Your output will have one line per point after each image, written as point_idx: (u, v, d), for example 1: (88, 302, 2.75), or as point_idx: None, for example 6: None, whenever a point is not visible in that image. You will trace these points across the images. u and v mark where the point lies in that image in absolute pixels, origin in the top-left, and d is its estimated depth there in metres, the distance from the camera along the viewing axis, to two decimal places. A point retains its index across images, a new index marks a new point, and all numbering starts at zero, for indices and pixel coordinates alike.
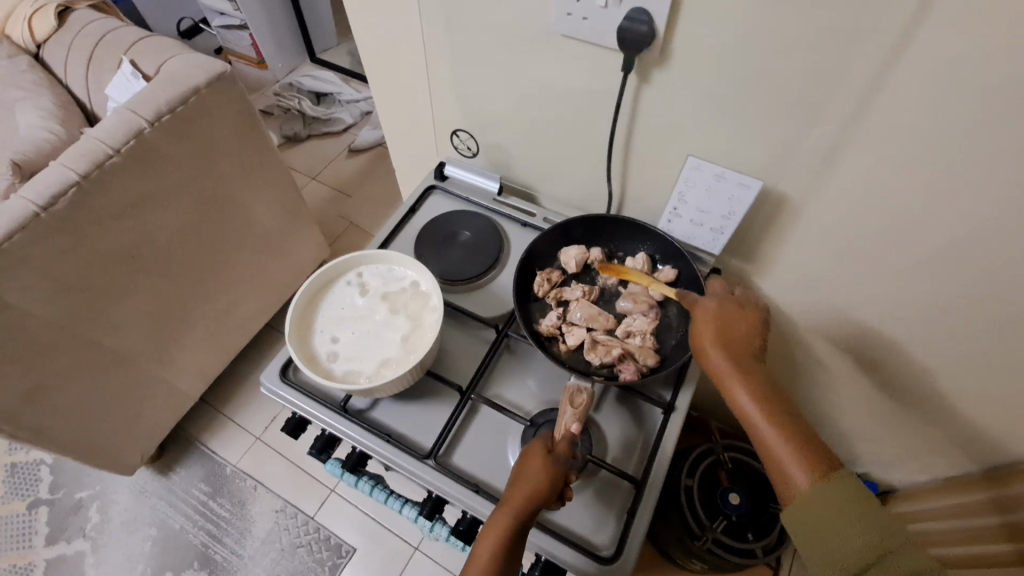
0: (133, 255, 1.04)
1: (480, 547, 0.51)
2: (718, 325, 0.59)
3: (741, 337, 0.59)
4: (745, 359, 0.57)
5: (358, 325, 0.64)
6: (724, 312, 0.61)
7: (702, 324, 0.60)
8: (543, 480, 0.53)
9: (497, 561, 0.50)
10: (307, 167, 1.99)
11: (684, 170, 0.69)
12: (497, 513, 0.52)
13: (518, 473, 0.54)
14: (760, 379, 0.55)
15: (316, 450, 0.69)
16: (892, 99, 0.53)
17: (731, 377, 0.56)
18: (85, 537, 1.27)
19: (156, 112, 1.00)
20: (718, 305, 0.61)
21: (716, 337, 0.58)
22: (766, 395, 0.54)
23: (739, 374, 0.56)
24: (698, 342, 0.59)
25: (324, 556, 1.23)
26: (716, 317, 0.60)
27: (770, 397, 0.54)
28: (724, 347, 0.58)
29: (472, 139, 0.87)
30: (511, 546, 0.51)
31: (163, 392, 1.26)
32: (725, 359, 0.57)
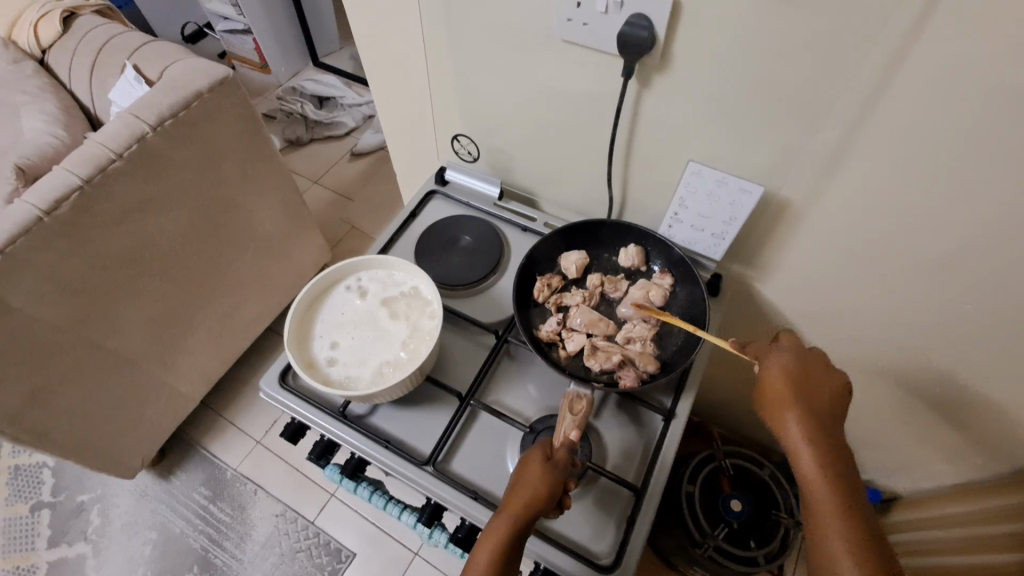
0: (136, 259, 1.04)
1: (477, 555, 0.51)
2: (799, 385, 0.57)
3: (820, 400, 0.57)
4: (820, 426, 0.55)
5: (356, 330, 0.64)
6: (807, 370, 0.58)
7: (780, 379, 0.57)
8: (544, 490, 0.52)
9: (496, 569, 0.50)
10: (309, 170, 1.99)
11: (685, 175, 0.68)
12: (496, 521, 0.52)
13: (518, 481, 0.53)
14: (831, 451, 0.54)
15: (314, 455, 0.69)
16: (895, 105, 0.52)
17: (799, 442, 0.55)
18: (86, 540, 1.27)
19: (159, 116, 1.00)
20: (801, 360, 0.58)
21: (796, 396, 0.56)
22: (835, 469, 0.53)
23: (810, 442, 0.54)
24: (773, 397, 0.58)
25: (324, 560, 1.22)
26: (796, 373, 0.58)
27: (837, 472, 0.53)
28: (802, 411, 0.56)
29: (472, 144, 0.87)
30: (510, 555, 0.50)
31: (165, 396, 1.26)
32: (798, 422, 0.55)
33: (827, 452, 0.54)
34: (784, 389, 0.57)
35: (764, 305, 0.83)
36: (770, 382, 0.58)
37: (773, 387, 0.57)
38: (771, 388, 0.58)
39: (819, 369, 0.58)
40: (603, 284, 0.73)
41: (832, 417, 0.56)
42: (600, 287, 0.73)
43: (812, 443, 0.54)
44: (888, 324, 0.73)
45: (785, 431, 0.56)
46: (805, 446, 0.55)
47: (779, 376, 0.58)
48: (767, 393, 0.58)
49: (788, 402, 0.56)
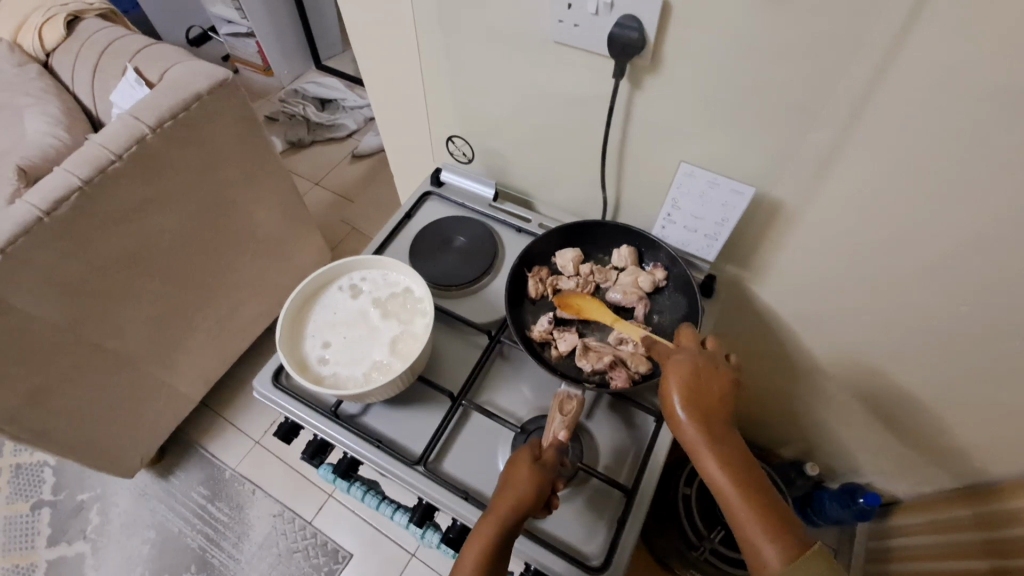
0: (135, 259, 1.05)
1: (463, 559, 0.51)
2: (691, 386, 0.55)
3: (714, 397, 0.54)
4: (717, 424, 0.53)
5: (348, 330, 0.65)
6: (697, 368, 0.56)
7: (671, 384, 0.55)
8: (531, 490, 0.52)
9: (482, 570, 0.50)
10: (310, 172, 2.00)
11: (677, 176, 0.68)
12: (484, 521, 0.52)
13: (505, 481, 0.54)
14: (731, 448, 0.53)
15: (308, 454, 0.69)
16: (886, 105, 0.52)
17: (702, 450, 0.53)
18: (85, 539, 1.28)
19: (158, 117, 1.01)
20: (690, 361, 0.56)
21: (688, 400, 0.54)
22: (737, 465, 0.52)
23: (712, 447, 0.52)
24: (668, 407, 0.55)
25: (321, 561, 1.22)
26: (686, 375, 0.55)
27: (741, 467, 0.52)
28: (695, 413, 0.54)
29: (467, 145, 0.87)
30: (495, 558, 0.50)
31: (165, 396, 1.27)
32: (696, 429, 0.53)
33: (725, 451, 0.52)
34: (678, 394, 0.54)
35: (759, 306, 0.83)
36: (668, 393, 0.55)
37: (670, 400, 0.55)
38: (665, 396, 0.55)
39: (708, 364, 0.56)
40: (594, 270, 0.74)
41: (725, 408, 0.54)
42: (592, 275, 0.74)
43: (712, 448, 0.52)
44: (885, 326, 0.73)
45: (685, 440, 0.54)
46: (708, 454, 0.52)
47: (671, 380, 0.55)
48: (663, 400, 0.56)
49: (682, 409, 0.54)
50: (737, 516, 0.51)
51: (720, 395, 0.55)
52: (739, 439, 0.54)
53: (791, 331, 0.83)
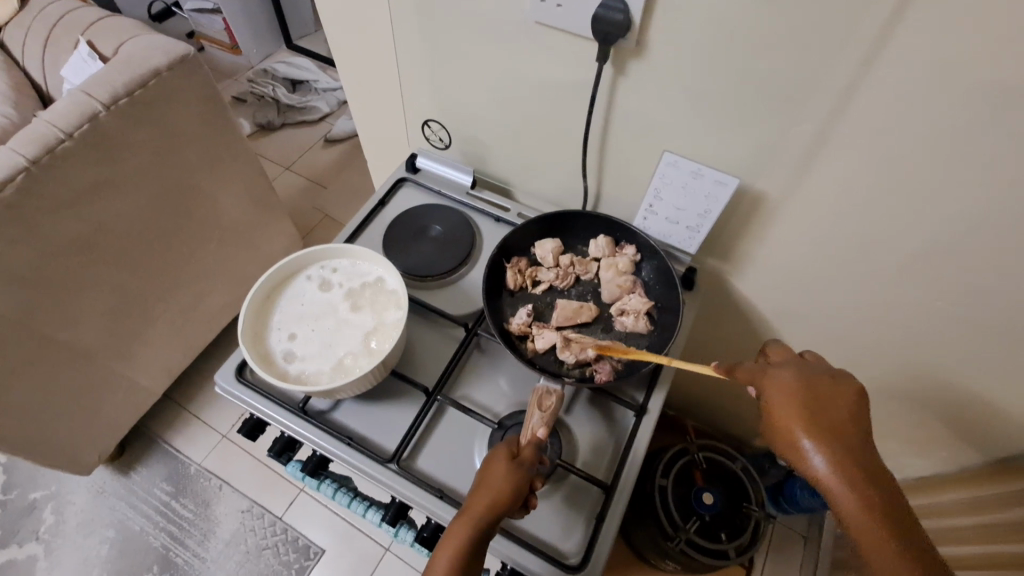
0: (89, 244, 0.99)
1: (434, 562, 0.48)
2: (810, 410, 0.51)
3: (836, 418, 0.51)
4: (848, 451, 0.50)
5: (316, 323, 0.61)
6: (809, 388, 0.53)
7: (782, 403, 0.52)
8: (509, 489, 0.51)
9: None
10: (281, 156, 1.93)
11: (660, 166, 0.66)
12: (459, 520, 0.50)
13: (482, 481, 0.52)
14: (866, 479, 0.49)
15: (275, 452, 0.66)
16: (871, 98, 0.51)
17: (836, 485, 0.49)
18: (38, 540, 1.22)
19: (113, 95, 0.94)
20: (800, 379, 0.54)
21: (810, 425, 0.51)
22: (876, 500, 0.48)
23: (845, 480, 0.48)
24: (783, 428, 0.52)
25: (291, 557, 1.19)
26: (801, 396, 0.53)
27: (881, 504, 0.48)
28: (821, 438, 0.50)
29: (444, 130, 0.83)
30: (471, 561, 0.48)
31: (123, 390, 1.21)
32: (825, 459, 0.49)
33: (859, 476, 0.49)
34: (797, 418, 0.51)
35: (738, 299, 0.82)
36: (777, 411, 0.53)
37: (784, 418, 0.52)
38: (780, 419, 0.52)
39: (824, 384, 0.53)
40: (573, 261, 0.72)
41: (856, 434, 0.51)
42: (571, 266, 0.72)
43: (847, 479, 0.48)
44: (860, 318, 0.73)
45: (810, 469, 0.50)
46: (845, 489, 0.48)
47: (785, 404, 0.52)
48: (775, 423, 0.53)
49: (804, 433, 0.51)
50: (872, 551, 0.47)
51: (846, 418, 0.51)
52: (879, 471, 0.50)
53: (768, 324, 0.83)
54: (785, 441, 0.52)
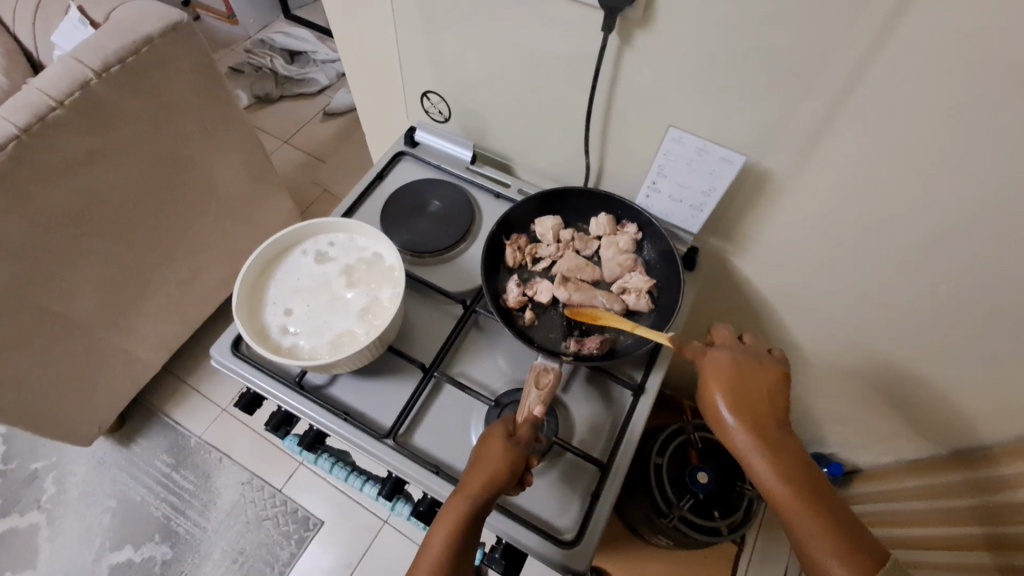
0: (83, 216, 0.97)
1: (427, 546, 0.49)
2: (736, 387, 0.55)
3: (759, 395, 0.55)
4: (767, 426, 0.54)
5: (312, 297, 0.61)
6: (737, 366, 0.56)
7: (713, 381, 0.56)
8: (501, 474, 0.50)
9: (450, 550, 0.49)
10: (278, 129, 1.90)
11: (664, 142, 0.65)
12: (450, 505, 0.50)
13: (477, 459, 0.52)
14: (782, 449, 0.53)
15: (272, 426, 0.66)
16: (884, 74, 0.50)
17: (754, 457, 0.53)
18: (40, 509, 1.23)
19: (104, 62, 0.92)
20: (731, 358, 0.56)
21: (735, 403, 0.54)
22: (793, 470, 0.52)
23: (761, 451, 0.53)
24: (710, 404, 0.56)
25: (290, 528, 1.21)
26: (729, 375, 0.56)
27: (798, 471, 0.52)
28: (744, 414, 0.54)
29: (443, 103, 0.81)
30: (463, 545, 0.49)
31: (121, 363, 1.21)
32: (746, 435, 0.53)
33: (775, 447, 0.53)
34: (723, 397, 0.55)
35: (739, 281, 0.81)
36: (708, 386, 0.56)
37: (711, 395, 0.56)
38: (710, 398, 0.56)
39: (754, 364, 0.56)
40: (574, 236, 0.71)
41: (777, 410, 0.54)
42: (572, 243, 0.71)
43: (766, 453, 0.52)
44: (863, 302, 0.72)
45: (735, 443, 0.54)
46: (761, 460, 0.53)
47: (715, 384, 0.56)
48: (705, 399, 0.57)
49: (728, 410, 0.54)
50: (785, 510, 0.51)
51: (769, 395, 0.55)
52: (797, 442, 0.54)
53: (769, 306, 0.82)
54: (714, 418, 0.56)
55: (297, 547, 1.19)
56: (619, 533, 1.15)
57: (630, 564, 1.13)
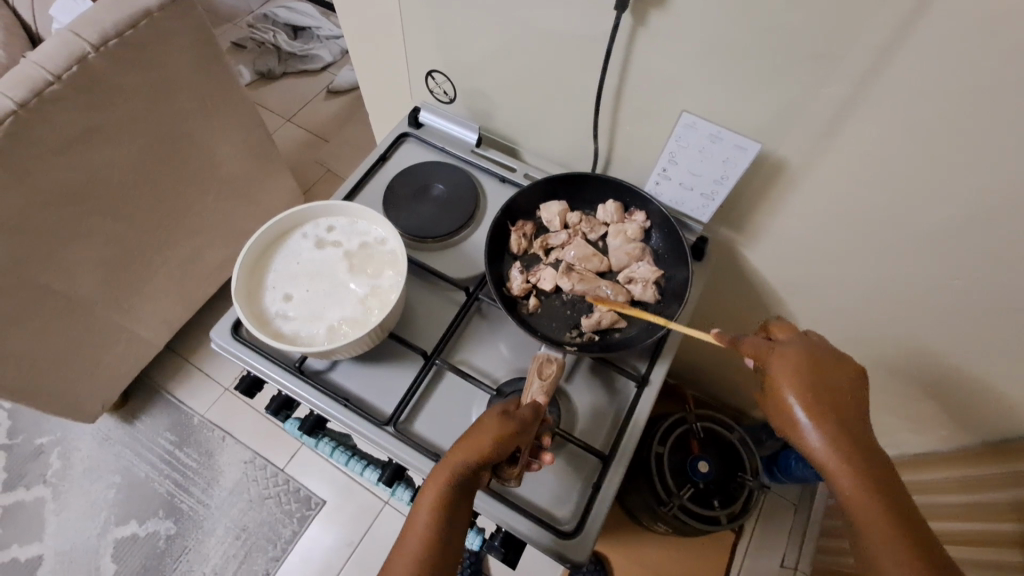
0: (82, 193, 0.96)
1: (415, 517, 0.49)
2: (812, 382, 0.52)
3: (836, 393, 0.52)
4: (842, 426, 0.51)
5: (311, 282, 0.59)
6: (810, 361, 0.54)
7: (787, 378, 0.53)
8: (485, 441, 0.50)
9: (435, 516, 0.48)
10: (281, 107, 1.87)
11: (677, 127, 0.62)
12: (437, 474, 0.50)
13: (471, 432, 0.51)
14: (857, 445, 0.51)
15: (272, 410, 0.66)
16: (910, 60, 0.47)
17: (826, 454, 0.51)
18: (45, 483, 1.25)
19: (102, 35, 0.90)
20: (804, 355, 0.54)
21: (809, 399, 0.52)
22: (869, 475, 0.50)
23: (836, 449, 0.50)
24: (777, 398, 0.54)
25: (293, 507, 1.22)
26: (802, 370, 0.53)
27: (875, 478, 0.50)
28: (816, 410, 0.52)
29: (448, 82, 0.79)
30: (451, 511, 0.49)
31: (124, 341, 1.21)
32: (820, 433, 0.51)
33: (851, 446, 0.51)
34: (795, 390, 0.52)
35: (747, 272, 0.80)
36: (776, 382, 0.54)
37: (779, 388, 0.53)
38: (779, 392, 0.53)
39: (830, 359, 0.54)
40: (580, 224, 0.70)
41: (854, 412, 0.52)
42: (578, 230, 0.69)
43: (842, 455, 0.50)
44: (874, 295, 0.71)
45: (804, 440, 0.52)
46: (833, 455, 0.51)
47: (787, 378, 0.53)
48: (772, 393, 0.54)
49: (799, 403, 0.52)
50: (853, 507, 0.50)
51: (844, 393, 0.52)
52: (871, 443, 0.52)
53: (777, 297, 0.81)
54: (780, 412, 0.54)
55: (299, 525, 1.21)
56: (618, 519, 1.15)
57: (627, 550, 1.13)
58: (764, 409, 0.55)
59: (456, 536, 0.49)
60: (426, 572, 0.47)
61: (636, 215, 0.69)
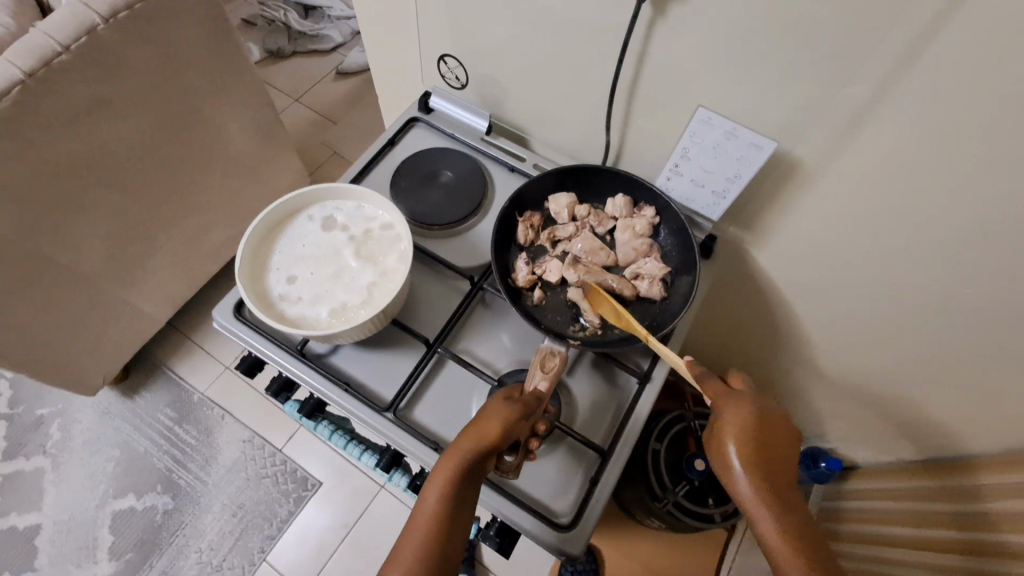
0: (87, 166, 0.96)
1: (422, 507, 0.48)
2: (754, 434, 0.53)
3: (776, 450, 0.53)
4: (776, 482, 0.51)
5: (316, 265, 0.59)
6: (757, 414, 0.54)
7: (733, 424, 0.54)
8: (493, 425, 0.50)
9: (444, 504, 0.48)
10: (290, 87, 1.85)
11: (691, 122, 0.61)
12: (443, 462, 0.49)
13: (477, 416, 0.52)
14: (790, 509, 0.50)
15: (272, 392, 0.66)
16: (935, 63, 0.46)
17: (759, 509, 0.50)
18: (45, 454, 1.26)
19: (112, 7, 0.88)
20: (753, 406, 0.55)
21: (749, 450, 0.52)
22: (798, 536, 0.49)
23: (768, 503, 0.50)
24: (719, 445, 0.54)
25: (289, 487, 1.23)
26: (749, 420, 0.54)
27: (804, 539, 0.49)
28: (752, 460, 0.52)
29: (460, 68, 0.77)
30: (457, 499, 0.48)
31: (126, 316, 1.21)
32: (752, 481, 0.51)
33: (784, 506, 0.50)
34: (735, 435, 0.53)
35: (755, 272, 0.79)
36: (722, 426, 0.54)
37: (723, 434, 0.54)
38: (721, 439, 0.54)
39: (775, 419, 0.55)
40: (588, 217, 0.69)
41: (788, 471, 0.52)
42: (587, 222, 0.69)
43: (773, 512, 0.50)
44: (883, 302, 0.70)
45: (738, 492, 0.52)
46: (766, 511, 0.50)
47: (730, 424, 0.54)
48: (715, 440, 0.55)
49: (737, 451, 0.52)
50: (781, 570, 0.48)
51: (782, 453, 0.53)
52: (806, 513, 0.51)
53: (784, 299, 0.80)
54: (720, 459, 0.54)
55: (294, 505, 1.22)
56: (612, 513, 1.15)
57: (620, 543, 1.14)
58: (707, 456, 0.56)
59: (463, 526, 0.49)
60: (430, 566, 0.46)
61: (645, 210, 0.68)
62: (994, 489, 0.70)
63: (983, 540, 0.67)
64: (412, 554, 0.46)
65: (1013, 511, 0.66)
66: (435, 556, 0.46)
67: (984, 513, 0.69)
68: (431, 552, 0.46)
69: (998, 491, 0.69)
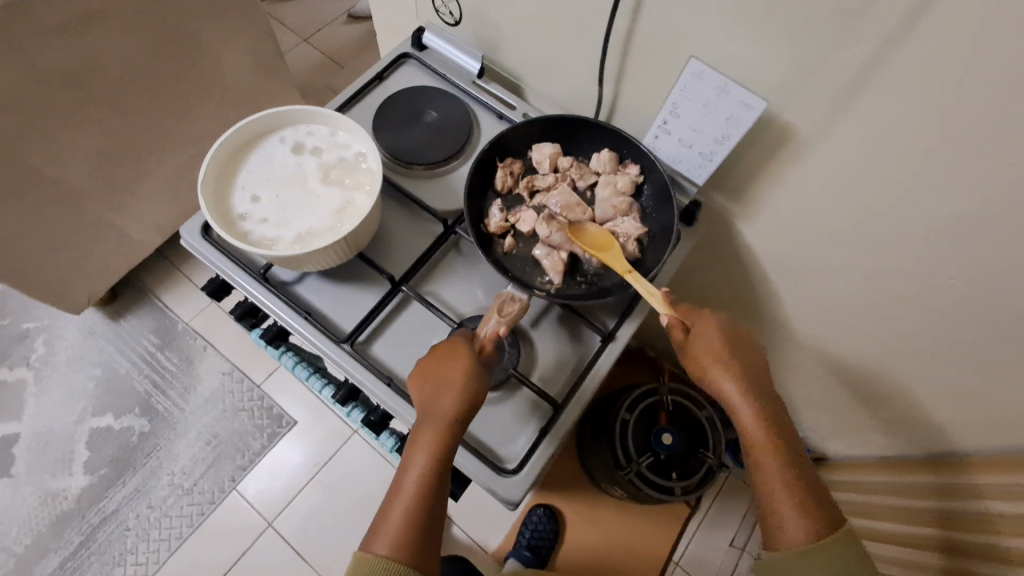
0: (78, 79, 0.94)
1: (410, 471, 0.50)
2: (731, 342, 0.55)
3: (752, 359, 0.55)
4: (756, 380, 0.54)
5: (283, 188, 0.58)
6: (727, 326, 0.56)
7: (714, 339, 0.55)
8: (470, 385, 0.52)
9: (433, 467, 0.50)
10: (299, 25, 1.80)
11: (683, 75, 0.59)
12: (427, 427, 0.51)
13: (449, 374, 0.53)
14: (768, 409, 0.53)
15: (237, 315, 0.66)
16: (938, 26, 0.44)
17: (745, 415, 0.53)
18: (28, 366, 1.28)
19: None
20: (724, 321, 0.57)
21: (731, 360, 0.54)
22: (779, 433, 0.52)
23: (752, 407, 0.53)
24: (705, 358, 0.54)
25: (265, 423, 1.25)
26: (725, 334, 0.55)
27: (781, 435, 0.52)
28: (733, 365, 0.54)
29: (455, 2, 0.74)
30: (441, 465, 0.50)
31: (112, 237, 1.21)
32: (738, 388, 0.53)
33: (766, 408, 0.53)
34: (720, 348, 0.54)
35: (739, 246, 0.77)
36: (707, 339, 0.55)
37: (709, 347, 0.54)
38: (702, 353, 0.54)
39: (741, 331, 0.57)
40: (570, 169, 0.67)
41: (763, 369, 0.55)
42: (569, 173, 0.67)
43: (758, 413, 0.52)
44: (865, 285, 0.69)
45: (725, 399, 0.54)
46: (752, 415, 0.52)
47: (716, 338, 0.55)
48: (698, 353, 0.55)
49: (716, 359, 0.54)
50: (764, 465, 0.52)
51: (756, 362, 0.55)
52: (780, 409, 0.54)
53: (766, 277, 0.79)
54: (703, 371, 0.55)
55: (269, 440, 1.24)
56: (577, 478, 1.17)
57: (582, 508, 1.15)
58: (687, 371, 0.56)
59: (443, 492, 0.51)
60: (427, 523, 0.49)
61: (629, 167, 0.66)
62: (995, 491, 0.67)
63: (965, 541, 0.68)
64: (396, 526, 0.49)
65: (1005, 513, 0.64)
66: (418, 525, 0.49)
67: (985, 514, 0.67)
68: (414, 520, 0.49)
69: (994, 491, 0.67)
